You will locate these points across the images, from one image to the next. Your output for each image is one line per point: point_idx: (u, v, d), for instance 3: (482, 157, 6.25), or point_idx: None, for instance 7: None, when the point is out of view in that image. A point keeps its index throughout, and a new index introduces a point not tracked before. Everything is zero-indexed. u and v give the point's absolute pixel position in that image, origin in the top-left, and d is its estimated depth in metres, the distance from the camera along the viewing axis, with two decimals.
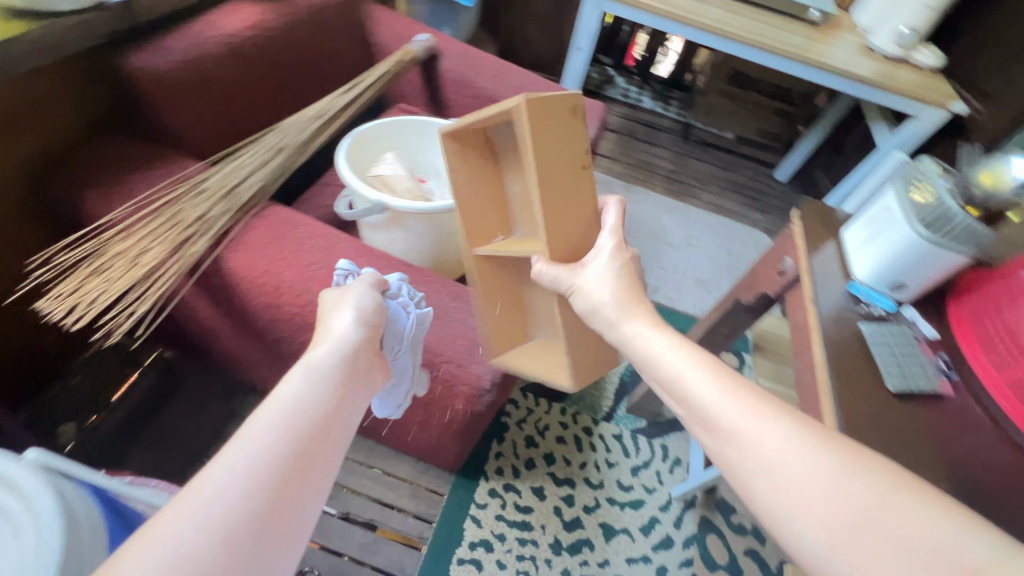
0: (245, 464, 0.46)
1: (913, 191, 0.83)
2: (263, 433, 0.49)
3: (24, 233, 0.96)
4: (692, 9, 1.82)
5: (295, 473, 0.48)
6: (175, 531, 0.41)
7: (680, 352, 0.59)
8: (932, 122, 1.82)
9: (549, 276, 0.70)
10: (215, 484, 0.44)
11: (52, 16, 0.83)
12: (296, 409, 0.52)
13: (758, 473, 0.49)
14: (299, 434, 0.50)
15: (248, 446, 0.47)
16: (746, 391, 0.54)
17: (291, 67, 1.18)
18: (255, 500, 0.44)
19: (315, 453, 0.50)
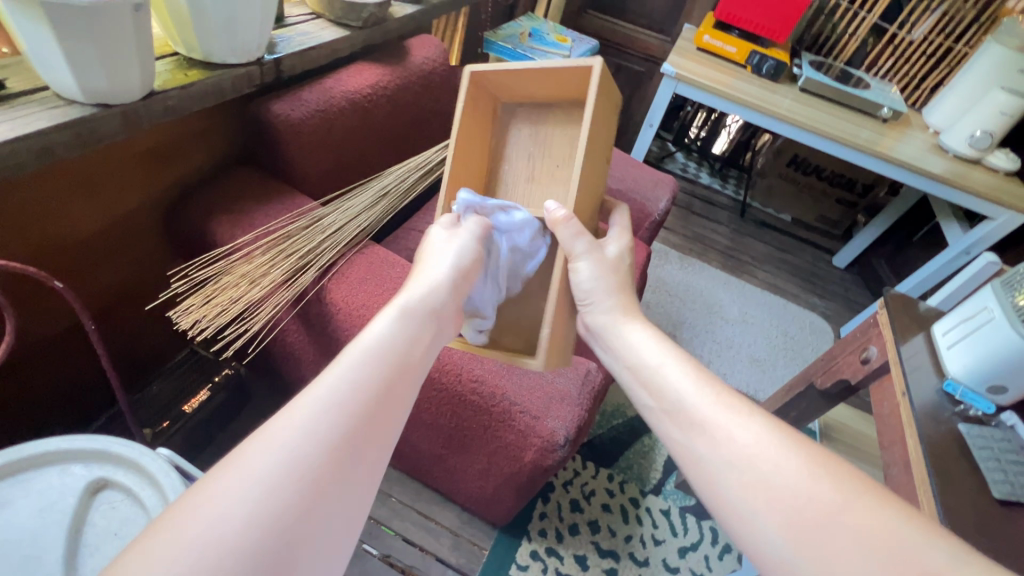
0: (291, 445, 0.44)
1: (1018, 295, 0.82)
2: (336, 378, 0.49)
3: (153, 249, 1.06)
4: (763, 98, 1.91)
5: (365, 417, 0.48)
6: (247, 472, 0.42)
7: (658, 347, 0.66)
8: (1009, 225, 1.80)
9: (574, 227, 0.72)
10: (287, 436, 0.44)
11: (220, 66, 0.96)
12: (372, 352, 0.53)
13: (727, 469, 0.53)
14: (371, 372, 0.51)
15: (323, 393, 0.48)
16: (722, 391, 0.59)
17: (398, 122, 1.30)
18: (325, 447, 0.45)
19: (390, 394, 0.51)
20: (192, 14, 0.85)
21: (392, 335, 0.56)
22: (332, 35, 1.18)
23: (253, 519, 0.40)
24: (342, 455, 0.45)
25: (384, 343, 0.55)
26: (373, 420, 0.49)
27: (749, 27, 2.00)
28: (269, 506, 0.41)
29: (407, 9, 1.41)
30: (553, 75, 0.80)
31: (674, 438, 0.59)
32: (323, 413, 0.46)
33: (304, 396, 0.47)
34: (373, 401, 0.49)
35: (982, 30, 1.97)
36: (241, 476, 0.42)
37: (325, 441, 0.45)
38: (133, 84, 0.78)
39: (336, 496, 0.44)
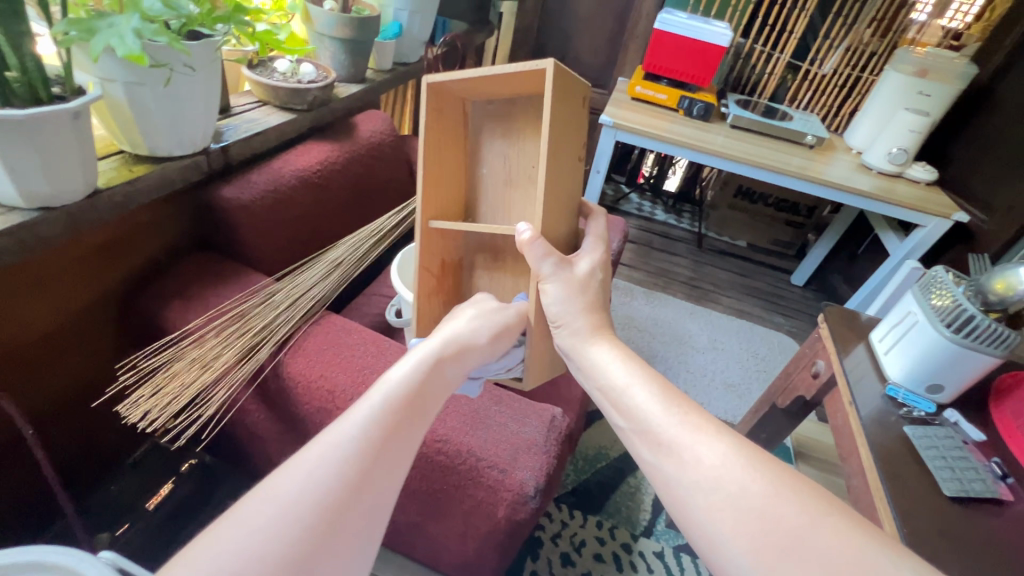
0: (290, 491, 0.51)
1: (934, 297, 0.87)
2: (354, 421, 0.57)
3: (105, 343, 1.06)
4: (698, 137, 2.04)
5: (375, 458, 0.56)
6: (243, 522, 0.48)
7: (625, 367, 0.68)
8: (939, 230, 1.93)
9: (544, 255, 0.70)
10: (301, 474, 0.52)
11: (166, 159, 0.99)
12: (389, 398, 0.60)
13: (694, 490, 0.55)
14: (384, 418, 0.58)
15: (338, 435, 0.55)
16: (690, 412, 0.62)
17: (350, 194, 1.35)
18: (337, 486, 0.52)
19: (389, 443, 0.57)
20: (135, 114, 0.89)
21: (409, 381, 0.63)
22: (278, 119, 1.24)
23: (266, 547, 0.47)
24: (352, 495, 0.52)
25: (400, 389, 0.62)
26: (382, 465, 0.56)
27: (676, 75, 2.17)
28: (280, 538, 0.48)
29: (352, 88, 1.49)
30: (517, 79, 0.74)
31: (645, 458, 0.60)
32: (337, 453, 0.54)
33: (322, 436, 0.55)
34: (383, 444, 0.57)
35: (883, 60, 2.17)
36: (256, 511, 0.49)
37: (337, 481, 0.52)
38: (77, 186, 0.81)
39: (341, 530, 0.51)
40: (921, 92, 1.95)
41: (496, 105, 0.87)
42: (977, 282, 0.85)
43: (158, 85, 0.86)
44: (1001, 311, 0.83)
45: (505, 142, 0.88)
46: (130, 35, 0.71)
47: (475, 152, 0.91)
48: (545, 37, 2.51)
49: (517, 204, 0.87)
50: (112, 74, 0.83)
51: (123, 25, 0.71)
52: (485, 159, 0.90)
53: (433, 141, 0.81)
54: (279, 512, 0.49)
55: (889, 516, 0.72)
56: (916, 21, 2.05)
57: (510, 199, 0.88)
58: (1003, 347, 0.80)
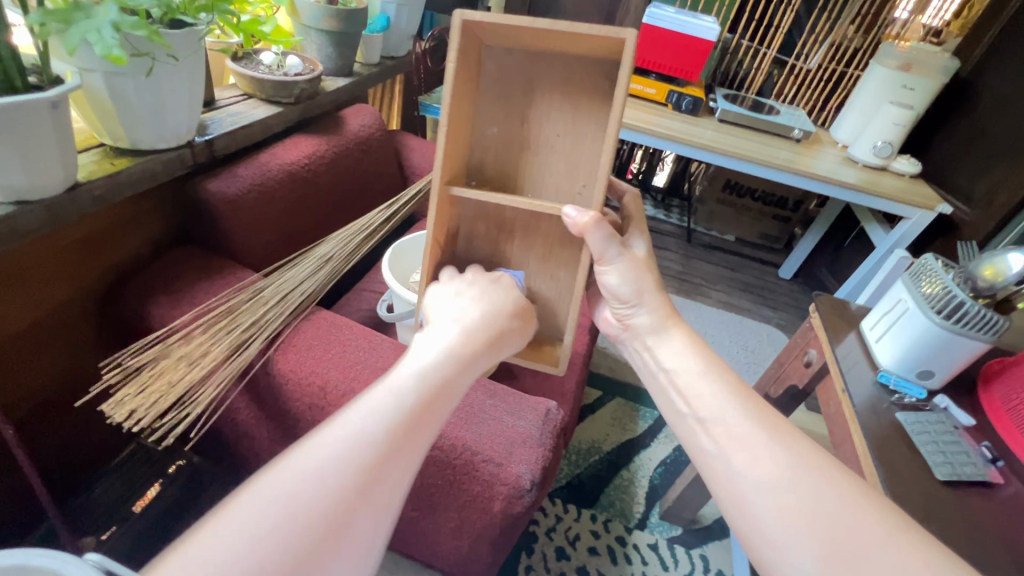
0: (317, 474, 0.48)
1: (923, 284, 0.89)
2: (371, 409, 0.53)
3: (87, 340, 1.03)
4: (688, 132, 2.05)
5: (389, 453, 0.51)
6: (264, 501, 0.45)
7: (696, 357, 0.68)
8: (923, 222, 1.96)
9: (603, 238, 0.72)
10: (322, 451, 0.49)
11: (150, 153, 0.96)
12: (409, 389, 0.56)
13: (761, 490, 0.54)
14: (403, 411, 0.54)
15: (351, 426, 0.51)
16: (766, 413, 0.61)
17: (339, 188, 1.33)
18: (347, 488, 0.48)
19: (418, 424, 0.55)
20: (116, 105, 0.86)
21: (430, 376, 0.58)
22: (264, 112, 1.22)
23: (268, 544, 0.43)
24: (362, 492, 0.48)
25: (421, 382, 0.57)
26: (406, 445, 0.53)
27: (665, 70, 2.17)
28: (293, 532, 0.44)
29: (339, 81, 1.47)
30: (569, 39, 0.71)
31: (708, 448, 0.60)
32: (350, 441, 0.50)
33: (334, 426, 0.51)
34: (397, 444, 0.52)
35: (867, 55, 2.20)
36: (273, 487, 0.46)
37: (347, 477, 0.48)
38: (56, 178, 0.78)
39: (351, 528, 0.47)
40: (905, 85, 1.98)
41: (517, 57, 0.81)
42: (966, 268, 0.86)
43: (139, 76, 0.84)
44: (989, 297, 0.84)
45: (521, 104, 0.83)
46: (108, 30, 0.68)
47: (485, 108, 0.84)
48: None
49: (524, 172, 0.86)
50: (91, 64, 0.80)
51: (100, 18, 0.69)
52: (489, 119, 0.85)
53: (460, 82, 0.73)
54: (289, 498, 0.46)
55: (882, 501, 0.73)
56: (899, 18, 2.09)
57: (522, 165, 0.86)
58: (991, 332, 0.82)
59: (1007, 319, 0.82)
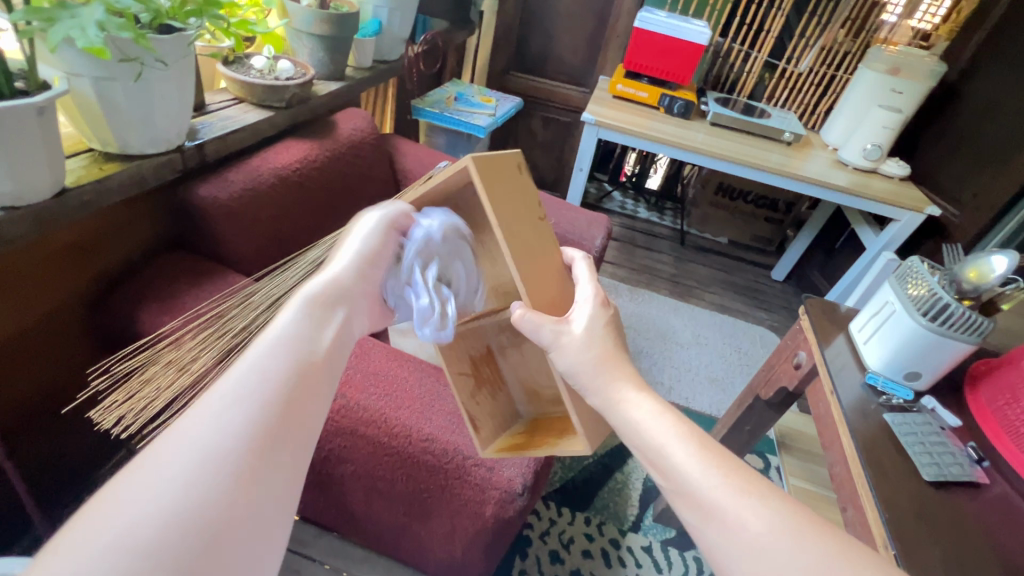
0: (207, 438, 0.42)
1: (910, 286, 0.89)
2: (241, 373, 0.47)
3: (77, 347, 1.02)
4: (680, 135, 2.05)
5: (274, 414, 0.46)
6: (140, 483, 0.38)
7: (661, 422, 0.58)
8: (913, 224, 1.98)
9: (535, 322, 0.64)
10: (203, 418, 0.43)
11: (139, 157, 0.96)
12: (288, 335, 0.53)
13: (742, 564, 0.48)
14: (286, 365, 0.49)
15: (217, 402, 0.44)
16: (731, 468, 0.54)
17: (332, 194, 1.34)
18: (242, 440, 0.43)
19: (308, 370, 0.51)
20: (104, 110, 0.86)
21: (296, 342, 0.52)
22: (256, 117, 1.22)
23: (171, 508, 0.37)
24: (278, 442, 0.45)
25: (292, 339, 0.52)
26: (298, 386, 0.49)
27: (656, 73, 2.19)
28: (183, 506, 0.38)
29: (331, 85, 1.47)
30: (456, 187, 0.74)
31: (689, 521, 0.53)
32: (229, 415, 0.44)
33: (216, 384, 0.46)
34: (289, 391, 0.48)
35: (856, 59, 2.22)
36: (157, 467, 0.39)
37: (244, 437, 0.43)
38: (42, 183, 0.77)
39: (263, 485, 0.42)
40: (894, 89, 2.00)
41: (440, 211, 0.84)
42: (951, 270, 0.87)
43: (129, 80, 0.83)
44: (975, 299, 0.85)
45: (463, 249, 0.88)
46: (93, 28, 0.68)
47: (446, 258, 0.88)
48: (526, 36, 2.52)
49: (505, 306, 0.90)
50: (79, 69, 0.80)
51: (86, 17, 0.68)
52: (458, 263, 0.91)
53: None
54: (168, 488, 0.38)
55: (870, 503, 0.73)
56: (888, 21, 2.10)
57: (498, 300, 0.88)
58: (976, 332, 0.83)
59: (992, 320, 0.83)
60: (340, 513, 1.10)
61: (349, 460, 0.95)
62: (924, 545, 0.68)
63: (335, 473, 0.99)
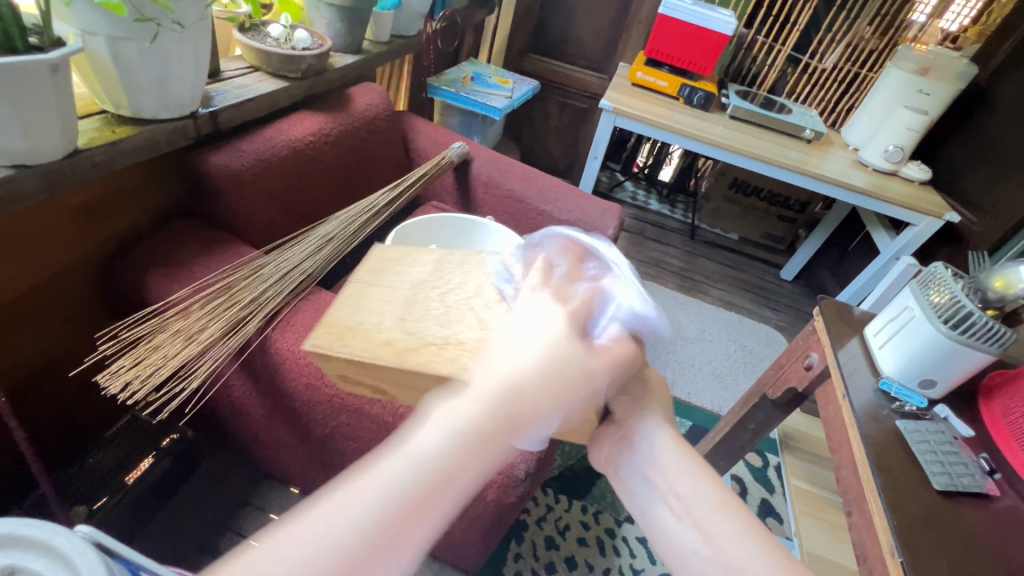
0: (371, 503, 0.41)
1: (931, 293, 0.87)
2: (422, 445, 0.44)
3: (82, 311, 1.01)
4: (699, 127, 2.01)
5: (369, 563, 0.39)
6: (327, 508, 0.40)
7: (656, 486, 0.56)
8: (931, 229, 1.94)
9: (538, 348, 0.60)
10: (371, 483, 0.42)
11: (153, 122, 0.94)
12: (486, 399, 0.49)
13: None
14: (453, 450, 0.45)
15: (387, 472, 0.43)
16: (729, 511, 0.54)
17: (345, 170, 1.32)
18: (376, 516, 0.40)
19: (481, 446, 0.46)
20: (119, 71, 0.84)
21: (449, 453, 0.44)
22: (271, 86, 1.19)
23: (328, 551, 0.39)
24: (418, 511, 0.42)
25: (459, 427, 0.46)
26: (452, 477, 0.44)
27: (678, 62, 2.14)
28: (333, 551, 0.39)
29: (348, 58, 1.44)
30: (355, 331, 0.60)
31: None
32: (343, 529, 0.40)
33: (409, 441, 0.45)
34: (454, 471, 0.44)
35: (884, 57, 2.16)
36: (345, 503, 0.41)
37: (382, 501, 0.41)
38: (55, 142, 0.76)
39: (396, 546, 0.41)
40: (921, 90, 1.95)
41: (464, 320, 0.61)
42: (976, 279, 0.85)
43: (144, 42, 0.82)
44: (999, 310, 0.84)
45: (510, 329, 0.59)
46: None
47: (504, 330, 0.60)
48: (546, 17, 2.47)
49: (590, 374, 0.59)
50: (94, 26, 0.78)
51: None
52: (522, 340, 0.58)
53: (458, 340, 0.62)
54: (311, 551, 0.38)
55: (879, 509, 0.73)
56: (916, 21, 2.05)
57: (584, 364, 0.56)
58: (997, 343, 0.82)
59: (1014, 332, 0.81)
60: None
61: (352, 438, 0.95)
62: (931, 554, 0.67)
63: (337, 450, 0.99)
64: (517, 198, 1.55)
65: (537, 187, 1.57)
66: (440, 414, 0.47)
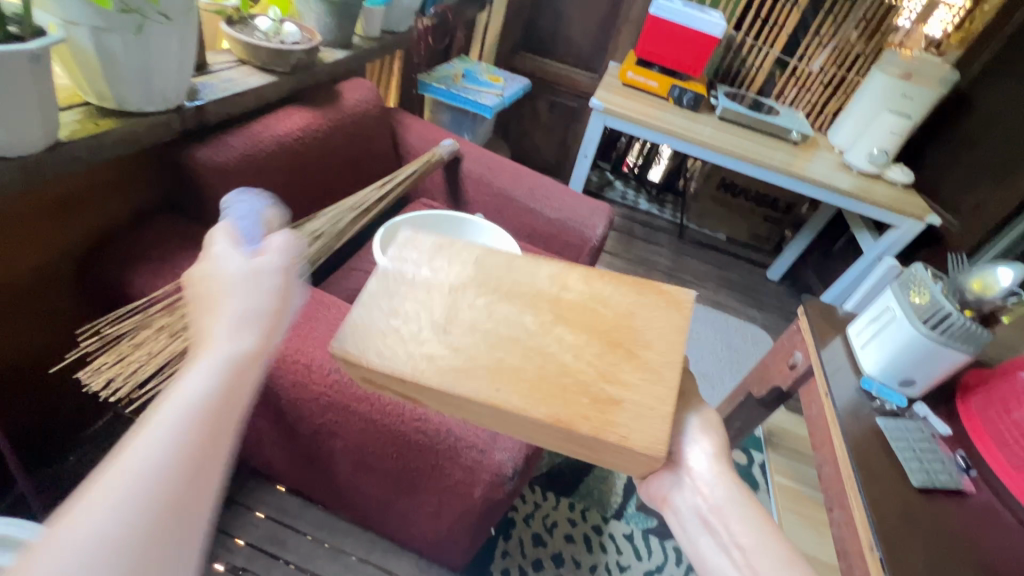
0: (143, 476, 0.37)
1: (911, 294, 0.90)
2: (174, 408, 0.41)
3: (61, 307, 0.99)
4: (687, 128, 2.02)
5: (168, 533, 0.37)
6: (92, 499, 0.35)
7: (710, 519, 0.66)
8: (912, 232, 1.98)
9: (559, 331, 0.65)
10: (142, 458, 0.38)
11: (137, 115, 0.93)
12: (231, 356, 0.46)
13: None
14: (210, 408, 0.42)
15: (146, 447, 0.38)
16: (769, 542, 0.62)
17: (335, 165, 1.31)
18: (159, 484, 0.38)
19: (239, 398, 0.45)
20: (102, 63, 0.82)
21: (218, 384, 0.44)
22: (258, 80, 1.18)
23: (121, 538, 0.35)
24: (199, 471, 0.40)
25: (215, 386, 0.43)
26: (224, 422, 0.43)
27: (668, 63, 2.15)
28: (114, 535, 0.35)
29: (338, 53, 1.43)
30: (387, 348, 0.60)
31: None
32: (115, 514, 0.35)
33: (157, 409, 0.40)
34: (219, 422, 0.42)
35: (869, 61, 2.19)
36: (109, 493, 0.36)
37: (158, 472, 0.38)
38: (36, 134, 0.74)
39: (187, 512, 0.39)
40: (905, 95, 1.98)
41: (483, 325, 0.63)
42: (955, 280, 0.87)
43: (129, 33, 0.80)
44: (976, 310, 0.86)
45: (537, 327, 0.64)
46: None
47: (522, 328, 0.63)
48: (536, 16, 2.47)
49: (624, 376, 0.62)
50: (76, 16, 0.76)
51: None
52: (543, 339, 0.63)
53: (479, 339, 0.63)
54: (95, 540, 0.34)
55: (859, 506, 0.74)
56: (903, 25, 2.08)
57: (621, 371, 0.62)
58: (973, 344, 0.84)
59: (989, 333, 0.84)
60: (329, 489, 1.09)
61: (339, 435, 0.94)
62: (909, 550, 0.69)
63: (324, 448, 0.98)
64: (506, 196, 1.55)
65: (527, 185, 1.57)
66: (180, 382, 0.42)
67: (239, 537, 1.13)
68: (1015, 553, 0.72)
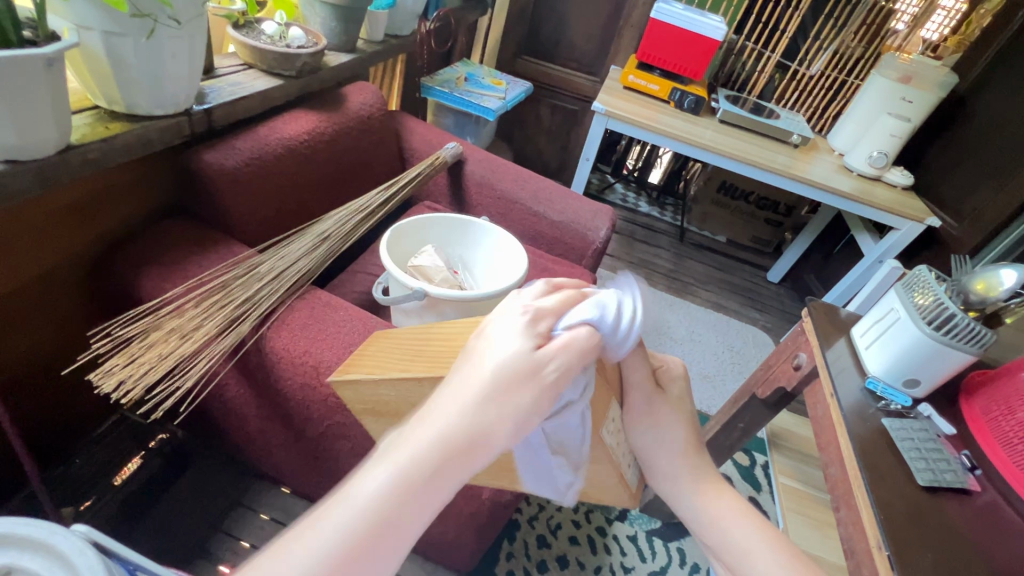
0: (358, 510, 0.42)
1: (915, 295, 0.90)
2: (383, 467, 0.43)
3: (70, 309, 0.99)
4: (688, 130, 2.04)
5: (357, 562, 0.40)
6: (332, 513, 0.41)
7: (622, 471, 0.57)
8: (912, 234, 2.00)
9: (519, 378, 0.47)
10: (362, 490, 0.42)
11: (147, 119, 0.93)
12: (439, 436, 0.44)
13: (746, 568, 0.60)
14: (413, 464, 0.43)
15: (352, 493, 0.42)
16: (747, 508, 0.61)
17: (339, 168, 1.32)
18: (356, 530, 0.41)
19: (439, 476, 0.44)
20: (114, 67, 0.83)
21: (429, 449, 0.44)
22: (265, 84, 1.19)
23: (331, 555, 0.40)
24: (376, 528, 0.41)
25: (429, 447, 0.44)
26: (413, 492, 0.43)
27: (670, 66, 2.17)
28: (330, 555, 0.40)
29: (343, 57, 1.44)
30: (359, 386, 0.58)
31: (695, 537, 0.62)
32: (337, 534, 0.40)
33: (394, 452, 0.44)
34: (422, 490, 0.43)
35: (869, 65, 2.21)
36: (314, 525, 0.41)
37: (370, 512, 0.42)
38: (49, 137, 0.75)
39: (375, 552, 0.41)
40: (904, 97, 2.00)
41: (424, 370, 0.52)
42: (958, 281, 0.88)
43: (141, 38, 0.81)
44: (979, 311, 0.87)
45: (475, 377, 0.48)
46: None
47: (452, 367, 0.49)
48: (538, 20, 2.49)
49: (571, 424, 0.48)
50: (89, 21, 0.77)
51: None
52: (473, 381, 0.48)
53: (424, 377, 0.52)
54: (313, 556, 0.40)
55: (866, 506, 0.75)
56: (898, 29, 2.10)
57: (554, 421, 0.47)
58: (977, 344, 0.85)
59: (994, 333, 0.84)
60: (336, 491, 1.10)
61: (347, 437, 0.94)
62: (917, 550, 0.69)
63: (332, 449, 0.99)
64: (510, 199, 1.56)
65: (530, 187, 1.58)
66: (390, 446, 0.44)
67: (245, 540, 1.16)
68: (1021, 552, 0.72)
